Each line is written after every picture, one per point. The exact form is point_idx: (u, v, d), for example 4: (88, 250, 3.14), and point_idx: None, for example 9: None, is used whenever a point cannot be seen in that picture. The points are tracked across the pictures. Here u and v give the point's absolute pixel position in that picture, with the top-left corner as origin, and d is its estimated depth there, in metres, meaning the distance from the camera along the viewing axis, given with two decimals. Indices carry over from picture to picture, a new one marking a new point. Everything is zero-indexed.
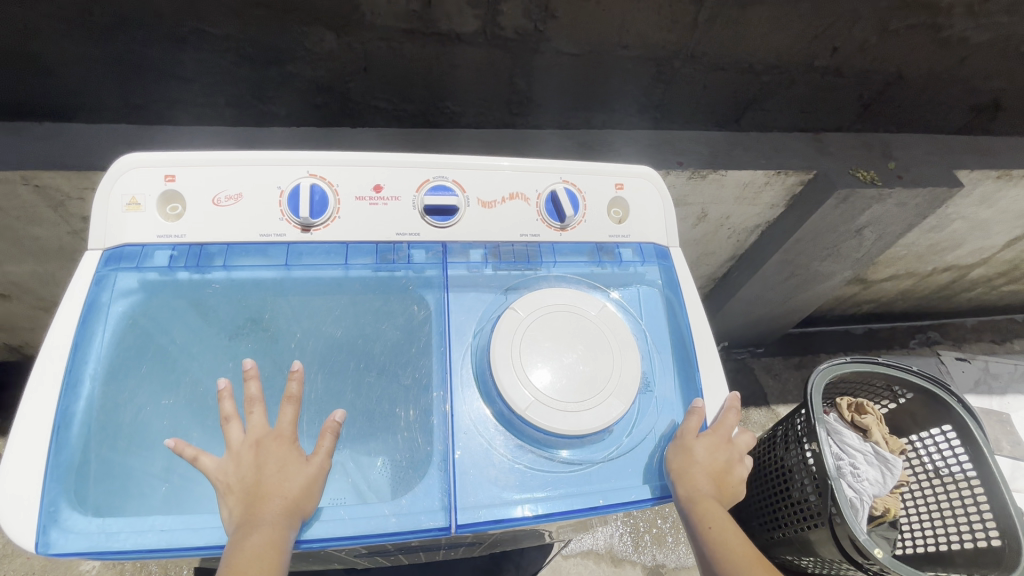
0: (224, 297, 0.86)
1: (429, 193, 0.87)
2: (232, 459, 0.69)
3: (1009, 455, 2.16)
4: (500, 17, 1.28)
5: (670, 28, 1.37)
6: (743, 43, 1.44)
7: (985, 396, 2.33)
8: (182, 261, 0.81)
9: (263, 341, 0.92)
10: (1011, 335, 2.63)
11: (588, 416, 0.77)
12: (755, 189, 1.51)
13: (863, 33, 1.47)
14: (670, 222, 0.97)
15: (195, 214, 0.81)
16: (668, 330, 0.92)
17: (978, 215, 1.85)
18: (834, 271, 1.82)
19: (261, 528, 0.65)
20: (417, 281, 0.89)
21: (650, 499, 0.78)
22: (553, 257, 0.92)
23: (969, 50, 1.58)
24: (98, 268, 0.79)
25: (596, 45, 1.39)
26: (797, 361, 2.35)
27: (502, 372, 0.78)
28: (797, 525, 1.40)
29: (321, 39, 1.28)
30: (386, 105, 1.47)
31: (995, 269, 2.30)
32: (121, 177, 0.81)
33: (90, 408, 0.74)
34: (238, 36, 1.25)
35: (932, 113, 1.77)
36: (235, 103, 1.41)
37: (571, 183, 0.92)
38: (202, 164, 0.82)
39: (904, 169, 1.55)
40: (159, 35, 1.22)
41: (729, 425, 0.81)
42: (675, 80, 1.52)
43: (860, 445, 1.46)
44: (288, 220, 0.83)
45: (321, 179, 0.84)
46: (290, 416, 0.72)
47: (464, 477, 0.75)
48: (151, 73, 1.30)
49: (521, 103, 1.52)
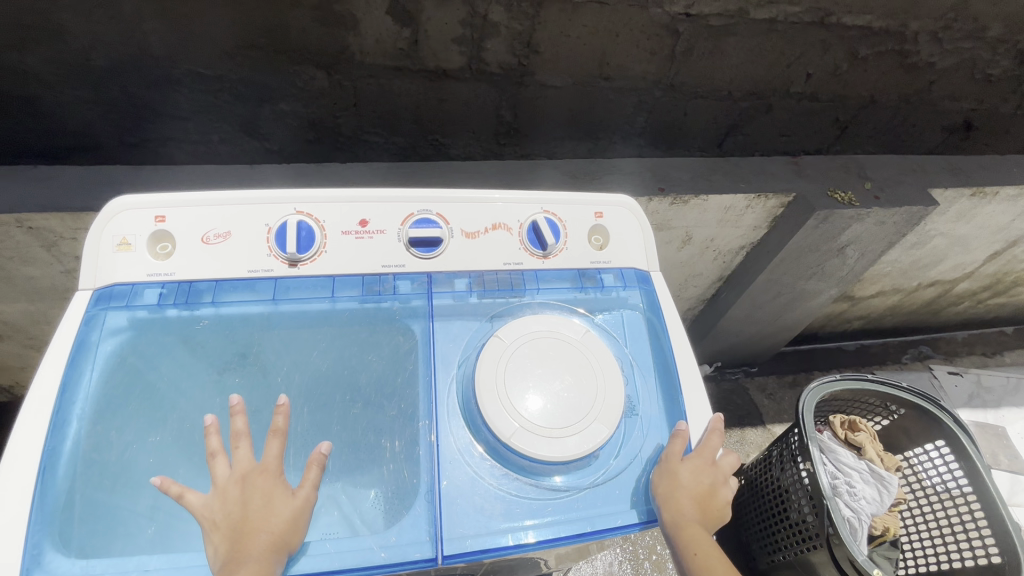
0: (212, 333, 0.87)
1: (413, 227, 0.90)
2: (218, 495, 0.70)
3: (1007, 469, 2.15)
4: (485, 53, 1.34)
5: (649, 59, 1.43)
6: (720, 71, 1.50)
7: (979, 410, 2.34)
8: (171, 298, 0.83)
9: (251, 375, 0.92)
10: (1002, 349, 2.66)
11: (573, 442, 0.78)
12: (737, 212, 1.55)
13: (833, 60, 1.54)
14: (651, 248, 1.00)
15: (186, 252, 0.83)
16: (652, 353, 0.93)
17: (956, 231, 1.89)
18: (821, 288, 1.85)
19: (247, 564, 0.64)
20: (403, 311, 0.90)
21: (637, 524, 0.79)
22: (536, 284, 0.94)
23: (936, 74, 1.65)
24: (88, 308, 0.80)
25: (579, 77, 1.44)
26: (791, 379, 2.36)
27: (487, 401, 0.79)
28: (797, 547, 1.39)
29: (312, 77, 1.32)
30: (377, 139, 1.51)
31: (979, 283, 2.34)
32: (113, 218, 0.83)
33: (77, 447, 0.74)
34: (232, 77, 1.29)
35: (906, 134, 1.83)
36: (228, 140, 1.44)
37: (552, 214, 0.95)
38: (192, 204, 0.84)
39: (880, 189, 1.59)
40: (155, 77, 1.27)
41: (714, 447, 0.82)
42: (657, 108, 1.57)
43: (855, 462, 1.44)
44: (276, 256, 0.85)
45: (308, 215, 0.87)
46: (276, 449, 0.73)
47: (451, 507, 0.76)
48: (147, 114, 1.34)
49: (508, 133, 1.56)
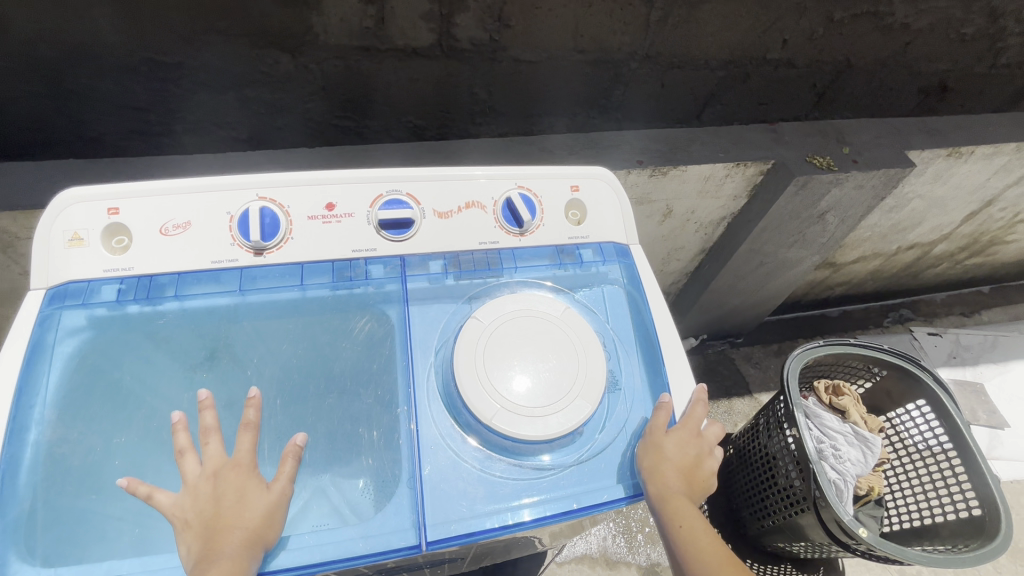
0: (178, 328, 0.84)
1: (383, 208, 0.87)
2: (189, 493, 0.67)
3: (986, 424, 2.21)
4: (454, 28, 1.29)
5: (624, 30, 1.39)
6: (696, 40, 1.47)
7: (959, 368, 2.39)
8: (131, 294, 0.79)
9: (221, 370, 0.87)
10: (979, 308, 2.71)
11: (556, 420, 0.76)
12: (717, 182, 1.54)
13: (810, 24, 1.52)
14: (629, 221, 0.98)
15: (144, 245, 0.80)
16: (633, 327, 0.92)
17: (934, 192, 1.90)
18: (803, 257, 1.85)
19: (220, 562, 0.63)
20: (377, 296, 0.88)
21: (623, 498, 0.78)
22: (513, 262, 0.91)
23: (912, 35, 1.64)
24: (41, 308, 0.76)
25: (553, 50, 1.40)
26: (776, 347, 2.39)
27: (467, 383, 0.77)
28: (786, 511, 1.42)
29: (277, 62, 1.26)
30: (347, 123, 1.45)
31: (956, 244, 2.37)
32: (63, 212, 0.79)
33: (37, 454, 0.71)
34: (191, 63, 1.23)
35: (883, 98, 1.82)
36: (192, 130, 1.38)
37: (526, 189, 0.92)
38: (148, 194, 0.80)
39: (858, 153, 1.59)
40: (107, 67, 1.20)
41: (698, 417, 0.82)
42: (633, 80, 1.54)
43: (840, 426, 1.46)
44: (240, 245, 0.82)
45: (271, 201, 0.83)
46: (248, 443, 0.71)
47: (434, 493, 0.74)
48: (103, 105, 1.28)
49: (483, 112, 1.52)
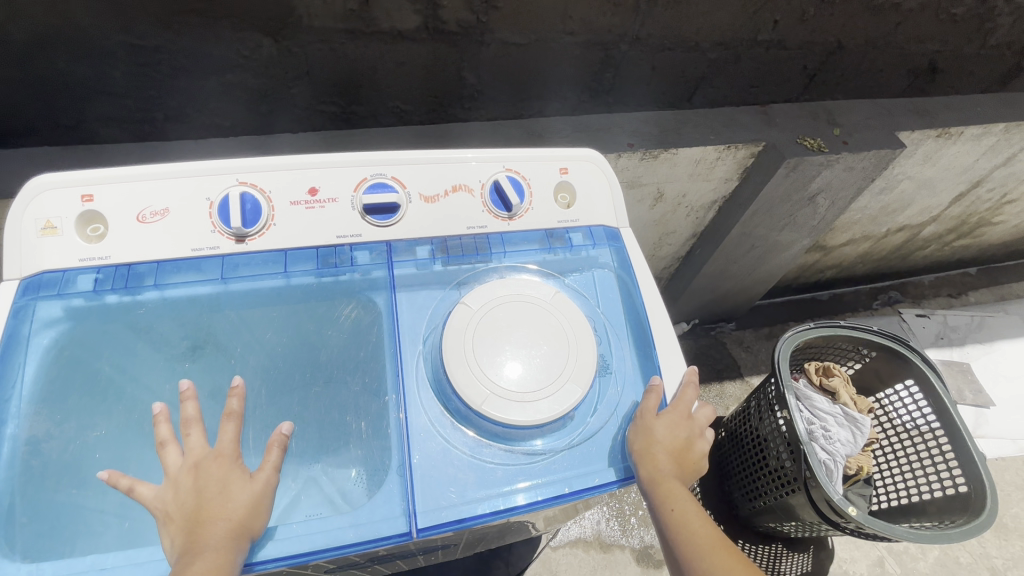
0: (159, 318, 0.82)
1: (367, 192, 0.85)
2: (171, 485, 0.66)
3: (972, 403, 2.25)
4: (441, 10, 1.25)
5: (613, 12, 1.37)
6: (687, 20, 1.45)
7: (946, 348, 2.42)
8: (108, 284, 0.77)
9: (206, 360, 0.85)
10: (966, 289, 2.74)
11: (546, 405, 0.76)
12: (708, 165, 1.52)
13: (800, 4, 1.50)
14: (619, 204, 0.96)
15: (120, 233, 0.77)
16: (624, 310, 0.91)
17: (923, 174, 1.90)
18: (793, 240, 1.85)
19: (205, 554, 0.62)
20: (363, 283, 0.86)
21: (615, 482, 0.78)
22: (502, 247, 0.90)
23: (902, 16, 1.63)
24: (16, 299, 0.74)
25: (542, 33, 1.37)
26: (767, 331, 2.40)
27: (456, 368, 0.76)
28: (777, 491, 1.43)
29: (258, 45, 1.22)
30: (333, 108, 1.42)
31: (945, 226, 2.38)
32: (36, 199, 0.76)
33: (14, 449, 0.70)
34: (169, 47, 1.19)
35: (874, 80, 1.81)
36: (174, 118, 1.34)
37: (514, 172, 0.90)
38: (123, 180, 0.78)
39: (849, 134, 1.58)
40: (82, 52, 1.16)
41: (689, 400, 0.82)
42: (624, 64, 1.51)
43: (830, 407, 1.47)
44: (221, 232, 0.80)
45: (252, 186, 0.81)
46: (232, 433, 0.69)
47: (423, 480, 0.73)
48: (78, 91, 1.23)
49: (472, 97, 1.49)
